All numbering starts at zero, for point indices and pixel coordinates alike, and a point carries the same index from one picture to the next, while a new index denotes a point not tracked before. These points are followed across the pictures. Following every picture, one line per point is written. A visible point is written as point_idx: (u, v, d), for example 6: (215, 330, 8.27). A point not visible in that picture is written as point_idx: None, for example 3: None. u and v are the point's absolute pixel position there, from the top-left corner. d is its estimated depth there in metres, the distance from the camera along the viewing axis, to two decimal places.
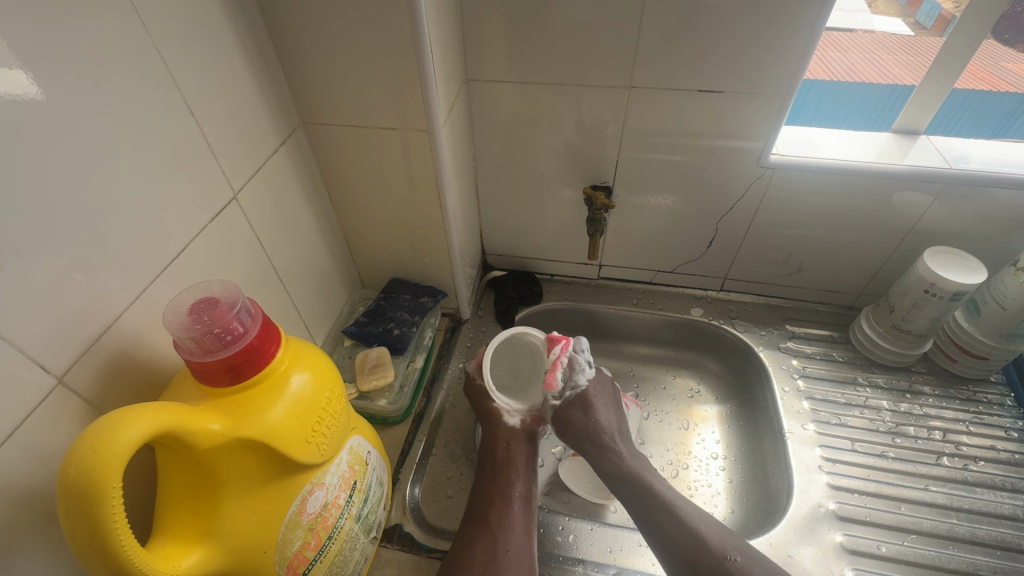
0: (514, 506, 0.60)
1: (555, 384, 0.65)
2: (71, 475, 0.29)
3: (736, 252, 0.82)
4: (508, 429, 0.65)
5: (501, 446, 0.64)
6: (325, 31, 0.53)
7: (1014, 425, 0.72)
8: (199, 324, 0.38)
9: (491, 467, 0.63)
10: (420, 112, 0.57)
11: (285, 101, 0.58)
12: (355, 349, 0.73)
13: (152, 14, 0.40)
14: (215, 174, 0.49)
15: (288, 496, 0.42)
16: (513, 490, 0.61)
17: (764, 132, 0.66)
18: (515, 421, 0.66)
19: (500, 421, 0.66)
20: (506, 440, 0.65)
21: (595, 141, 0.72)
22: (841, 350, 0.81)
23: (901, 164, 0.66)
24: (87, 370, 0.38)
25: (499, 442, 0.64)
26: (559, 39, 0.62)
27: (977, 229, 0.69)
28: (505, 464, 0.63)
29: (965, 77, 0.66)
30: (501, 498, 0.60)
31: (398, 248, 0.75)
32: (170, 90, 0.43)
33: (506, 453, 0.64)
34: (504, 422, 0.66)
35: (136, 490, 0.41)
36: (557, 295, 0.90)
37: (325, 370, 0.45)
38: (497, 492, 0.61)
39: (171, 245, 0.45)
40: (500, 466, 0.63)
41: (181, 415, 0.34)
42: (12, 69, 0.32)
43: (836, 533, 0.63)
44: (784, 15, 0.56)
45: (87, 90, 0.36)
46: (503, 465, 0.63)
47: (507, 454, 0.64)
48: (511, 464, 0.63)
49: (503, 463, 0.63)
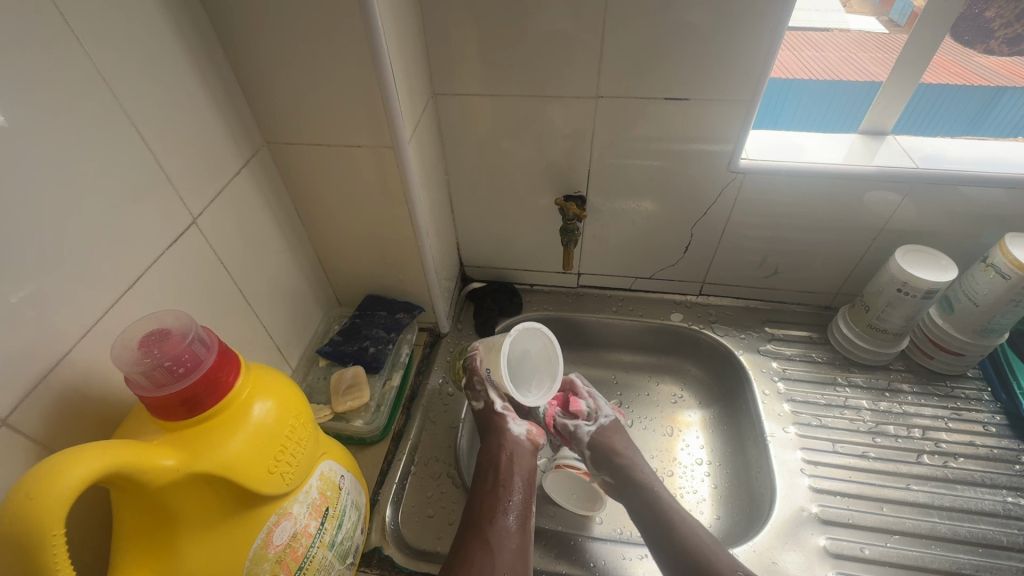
0: (507, 523, 0.58)
1: (580, 410, 0.71)
2: (6, 526, 0.28)
3: (713, 257, 0.82)
4: (514, 441, 0.65)
5: (504, 457, 0.63)
6: (284, 52, 0.52)
7: (992, 420, 0.72)
8: (150, 357, 0.37)
9: (492, 474, 0.62)
10: (386, 129, 0.57)
11: (246, 122, 0.58)
12: (330, 369, 0.71)
13: (99, 37, 0.40)
14: (174, 200, 0.48)
15: (252, 529, 0.41)
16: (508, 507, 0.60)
17: (733, 135, 0.66)
18: (522, 431, 0.66)
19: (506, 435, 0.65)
20: (512, 457, 0.63)
21: (567, 152, 0.72)
22: (820, 351, 0.81)
23: (870, 165, 0.66)
24: (34, 410, 0.37)
25: (502, 459, 0.63)
26: (524, 51, 0.62)
27: (946, 227, 0.70)
28: (506, 472, 0.62)
29: (935, 70, 0.66)
30: (499, 508, 0.59)
31: (372, 265, 0.74)
32: (122, 119, 0.42)
33: (507, 467, 0.62)
34: (510, 432, 0.65)
35: (88, 531, 0.40)
36: (538, 305, 0.90)
37: (290, 397, 0.44)
38: (490, 508, 0.59)
39: (127, 273, 0.44)
40: (499, 478, 0.62)
41: (130, 455, 0.33)
42: None
43: (819, 537, 0.62)
44: (744, 22, 0.57)
45: (32, 118, 0.36)
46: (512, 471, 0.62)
47: (509, 467, 0.62)
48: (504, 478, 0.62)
49: (503, 473, 0.62)
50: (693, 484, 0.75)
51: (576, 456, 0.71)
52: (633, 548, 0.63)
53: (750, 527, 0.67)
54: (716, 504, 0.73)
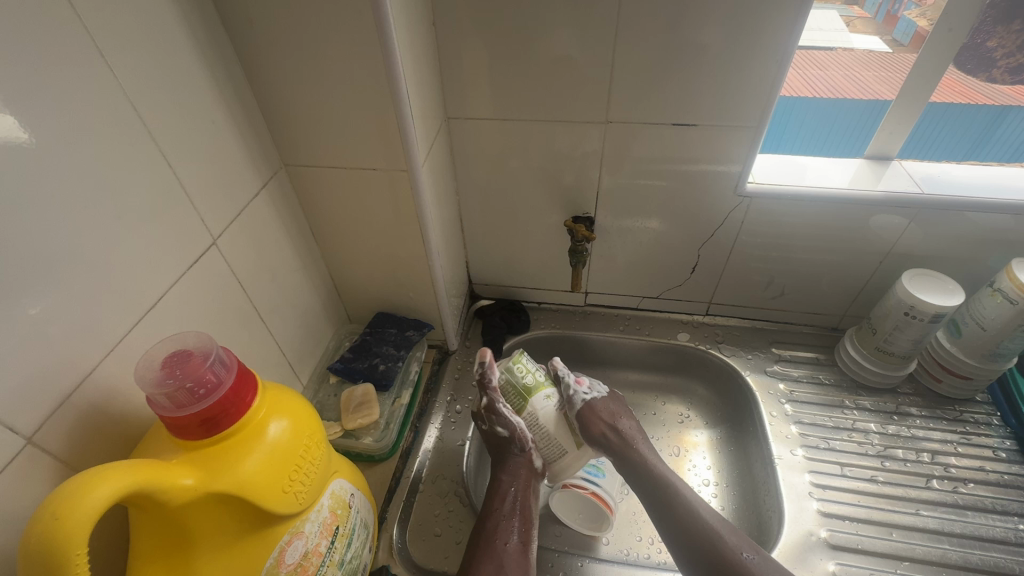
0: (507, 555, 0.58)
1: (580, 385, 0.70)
2: (32, 545, 0.29)
3: (721, 276, 0.82)
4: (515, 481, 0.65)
5: (499, 503, 0.63)
6: (306, 79, 0.54)
7: (1002, 445, 0.72)
8: (172, 378, 0.38)
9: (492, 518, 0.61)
10: (400, 152, 0.58)
11: (266, 144, 0.59)
12: (340, 386, 0.72)
13: (129, 65, 0.42)
14: (194, 221, 0.50)
15: (265, 548, 0.41)
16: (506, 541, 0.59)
17: (741, 156, 0.67)
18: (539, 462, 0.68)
19: (501, 485, 0.64)
20: (505, 505, 0.62)
21: (576, 174, 0.73)
22: (828, 372, 0.81)
23: (876, 190, 0.67)
24: (56, 428, 0.38)
25: (501, 507, 0.62)
26: (535, 74, 0.64)
27: (952, 251, 0.71)
28: (503, 512, 0.62)
29: (941, 90, 0.66)
30: (497, 539, 0.59)
31: (383, 283, 0.75)
32: (147, 145, 0.44)
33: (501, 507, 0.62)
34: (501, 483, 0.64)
35: (106, 548, 0.40)
36: (545, 323, 0.91)
37: (304, 416, 0.44)
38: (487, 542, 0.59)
39: (148, 293, 0.45)
40: (499, 517, 0.61)
41: (151, 474, 0.34)
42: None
43: (828, 563, 0.62)
44: (749, 50, 0.59)
45: (64, 141, 0.37)
46: (516, 505, 0.63)
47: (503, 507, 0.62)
48: (496, 519, 0.61)
49: (503, 513, 0.62)
50: None
51: (584, 476, 0.69)
52: (640, 570, 0.62)
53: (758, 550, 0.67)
54: None
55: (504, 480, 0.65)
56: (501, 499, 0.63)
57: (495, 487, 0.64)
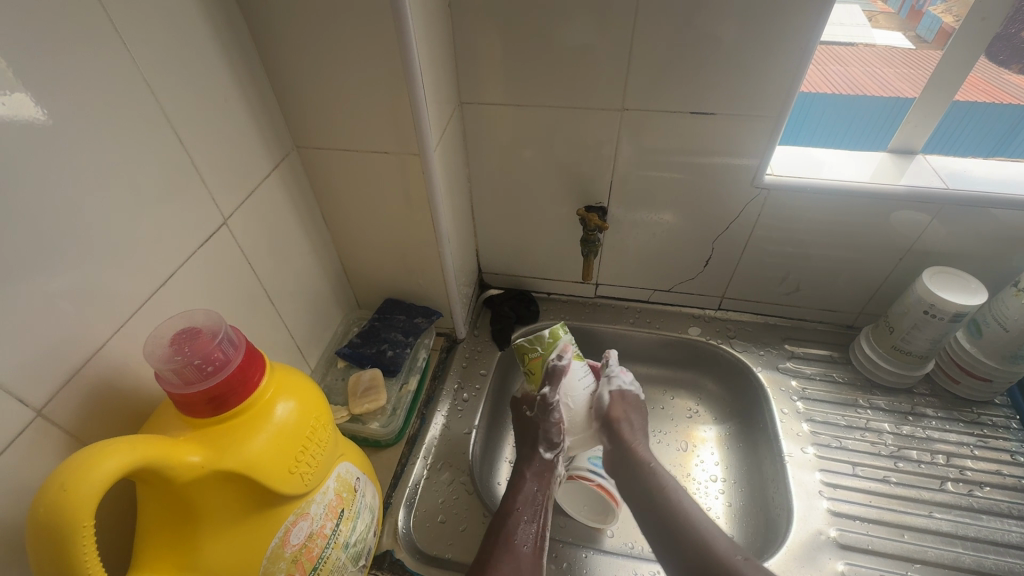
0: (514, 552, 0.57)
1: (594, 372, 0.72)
2: (40, 515, 0.29)
3: (734, 270, 0.81)
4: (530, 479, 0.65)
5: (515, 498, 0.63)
6: (318, 59, 0.54)
7: (1020, 449, 0.70)
8: (180, 355, 0.38)
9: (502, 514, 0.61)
10: (413, 136, 0.58)
11: (278, 125, 0.59)
12: (348, 371, 0.72)
13: (143, 41, 0.41)
14: (206, 201, 0.49)
15: (271, 528, 0.41)
16: (517, 536, 0.59)
17: (758, 149, 0.66)
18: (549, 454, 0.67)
19: (523, 481, 0.65)
20: (529, 501, 0.63)
21: (590, 163, 0.72)
22: (842, 371, 0.80)
23: (898, 185, 0.65)
24: (66, 401, 0.38)
25: (520, 502, 0.62)
26: (551, 60, 0.63)
27: (976, 249, 0.69)
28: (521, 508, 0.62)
29: (965, 87, 0.64)
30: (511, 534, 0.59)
31: (393, 269, 0.75)
32: (161, 123, 0.44)
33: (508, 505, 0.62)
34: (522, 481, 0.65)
35: (111, 522, 0.41)
36: (555, 313, 0.90)
37: (311, 398, 0.44)
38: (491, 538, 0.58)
39: (159, 271, 0.45)
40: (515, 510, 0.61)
41: (159, 449, 0.34)
42: (19, 93, 0.33)
43: (837, 562, 0.61)
44: (772, 38, 0.57)
45: (78, 116, 0.37)
46: (532, 502, 0.63)
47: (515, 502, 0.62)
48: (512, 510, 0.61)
49: (518, 508, 0.62)
50: (707, 501, 0.74)
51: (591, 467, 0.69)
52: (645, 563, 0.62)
53: (766, 548, 0.66)
54: (730, 522, 0.72)
55: (526, 476, 0.65)
56: (527, 495, 0.63)
57: (517, 483, 0.65)
